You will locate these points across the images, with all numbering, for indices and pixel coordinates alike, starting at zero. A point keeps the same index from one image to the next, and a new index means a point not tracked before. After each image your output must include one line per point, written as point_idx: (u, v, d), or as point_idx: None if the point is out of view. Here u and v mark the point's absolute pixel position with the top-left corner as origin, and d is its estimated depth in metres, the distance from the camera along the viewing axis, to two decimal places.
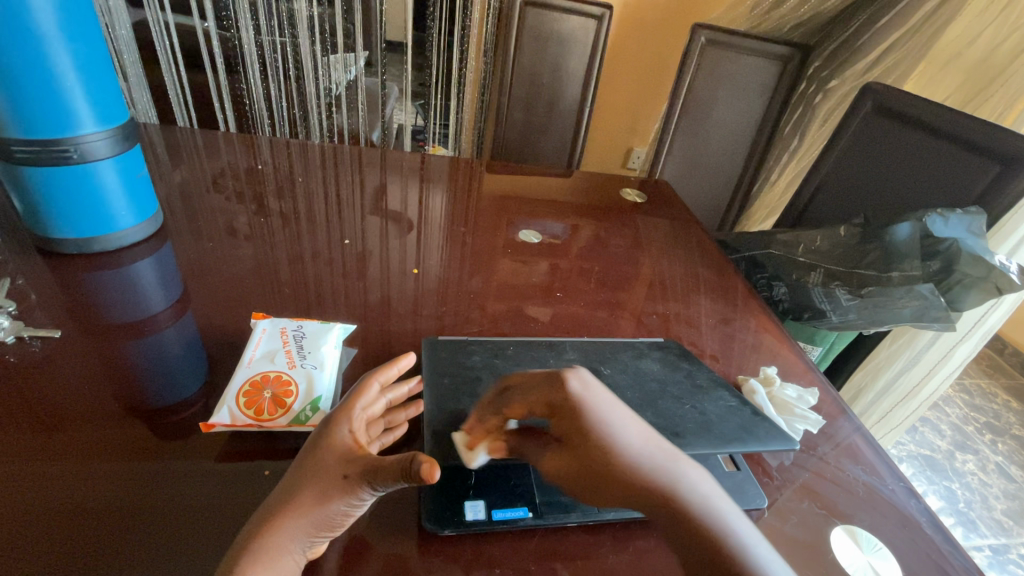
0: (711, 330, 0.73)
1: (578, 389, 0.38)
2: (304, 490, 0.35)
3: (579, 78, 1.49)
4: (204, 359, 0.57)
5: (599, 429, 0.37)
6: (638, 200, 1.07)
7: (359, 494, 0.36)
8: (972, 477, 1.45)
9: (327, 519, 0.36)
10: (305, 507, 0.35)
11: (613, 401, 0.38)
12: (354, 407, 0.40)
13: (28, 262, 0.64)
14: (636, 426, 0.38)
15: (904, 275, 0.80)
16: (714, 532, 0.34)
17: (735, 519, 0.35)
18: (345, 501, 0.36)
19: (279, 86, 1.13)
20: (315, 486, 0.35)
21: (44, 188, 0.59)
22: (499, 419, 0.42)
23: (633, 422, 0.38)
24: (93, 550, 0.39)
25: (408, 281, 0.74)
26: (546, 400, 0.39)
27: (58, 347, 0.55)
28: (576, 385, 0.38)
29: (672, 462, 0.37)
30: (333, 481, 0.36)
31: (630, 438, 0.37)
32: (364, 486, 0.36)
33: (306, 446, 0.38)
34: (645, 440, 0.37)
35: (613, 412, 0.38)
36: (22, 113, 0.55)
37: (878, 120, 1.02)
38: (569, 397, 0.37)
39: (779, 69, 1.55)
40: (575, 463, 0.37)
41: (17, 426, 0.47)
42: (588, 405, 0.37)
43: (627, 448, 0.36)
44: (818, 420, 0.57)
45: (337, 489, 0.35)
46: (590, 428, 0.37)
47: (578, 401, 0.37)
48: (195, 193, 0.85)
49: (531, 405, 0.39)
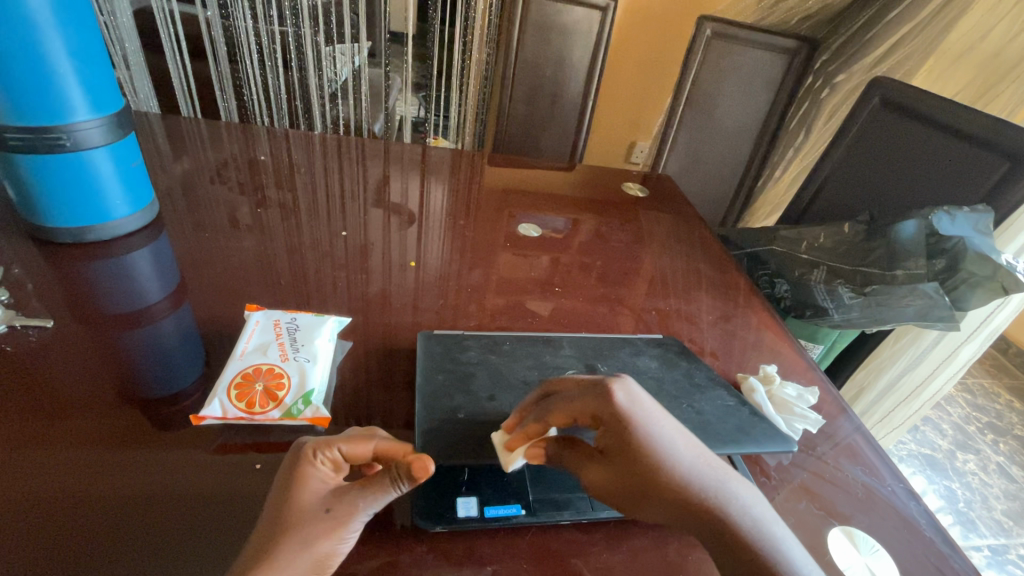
0: (711, 327, 0.73)
1: (626, 402, 0.38)
2: (286, 538, 0.33)
3: (582, 71, 1.49)
4: (198, 350, 0.56)
5: (649, 442, 0.37)
6: (640, 194, 1.06)
7: (347, 525, 0.35)
8: (973, 477, 1.44)
9: (317, 561, 0.34)
10: (293, 551, 0.33)
11: (657, 411, 0.39)
12: (329, 438, 0.37)
13: (23, 251, 0.64)
14: (679, 436, 0.39)
15: (908, 273, 0.78)
16: (754, 539, 0.37)
17: (770, 524, 0.38)
18: (335, 535, 0.35)
19: (279, 75, 1.11)
20: (299, 530, 0.34)
21: (38, 177, 0.59)
22: (541, 426, 0.40)
23: (677, 432, 0.39)
24: (82, 540, 0.39)
25: (406, 274, 0.73)
26: (590, 411, 0.38)
27: (52, 337, 0.55)
28: (624, 397, 0.38)
29: (714, 471, 0.38)
30: (317, 518, 0.34)
31: (675, 450, 0.38)
32: (354, 513, 0.35)
33: (278, 487, 0.35)
34: (688, 450, 0.38)
35: (659, 423, 0.38)
36: (14, 100, 0.54)
37: (886, 115, 1.00)
38: (618, 411, 0.37)
39: (786, 62, 1.53)
40: (620, 474, 0.38)
41: (11, 413, 0.46)
42: (637, 417, 0.37)
43: (675, 460, 0.37)
44: (818, 420, 0.56)
45: (323, 524, 0.34)
46: (640, 442, 0.37)
47: (626, 415, 0.37)
48: (193, 183, 0.85)
49: (576, 415, 0.39)
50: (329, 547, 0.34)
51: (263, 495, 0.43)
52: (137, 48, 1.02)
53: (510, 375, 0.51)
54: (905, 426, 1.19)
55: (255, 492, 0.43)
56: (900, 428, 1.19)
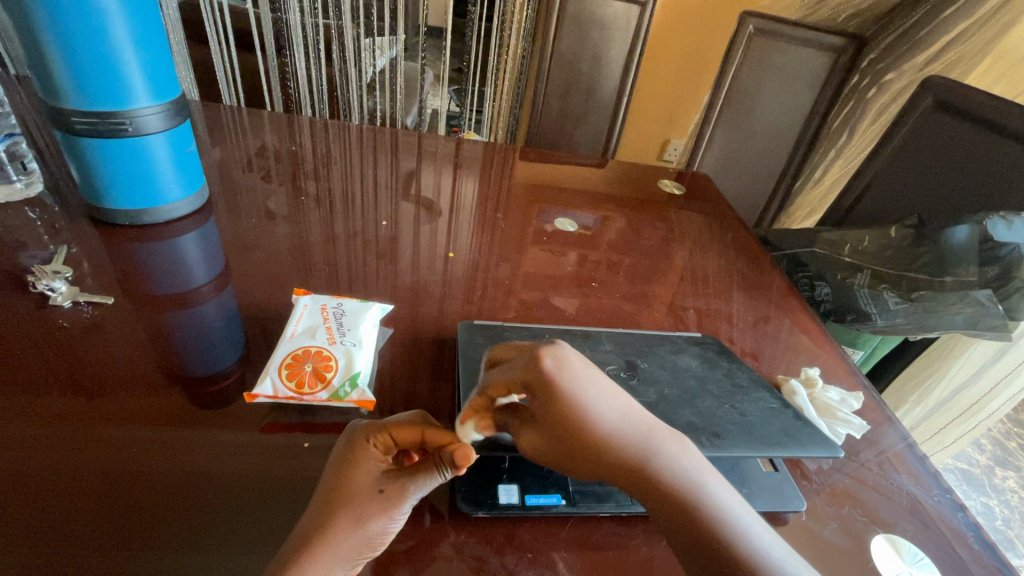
0: (747, 328, 0.72)
1: (553, 368, 0.34)
2: (341, 514, 0.35)
3: (617, 67, 1.48)
4: (241, 332, 0.58)
5: (575, 406, 0.34)
6: (675, 192, 1.05)
7: (398, 507, 0.36)
8: (1012, 495, 1.39)
9: (370, 539, 0.35)
10: (346, 528, 0.34)
11: (591, 374, 0.35)
12: (381, 421, 0.39)
13: (82, 231, 0.67)
14: (610, 397, 0.35)
15: (958, 280, 0.77)
16: (691, 500, 0.33)
17: (714, 489, 0.34)
18: (386, 515, 0.36)
19: (321, 68, 1.14)
20: (353, 509, 0.35)
21: (100, 161, 0.61)
22: (485, 397, 0.37)
23: (607, 393, 0.35)
24: (136, 512, 0.40)
25: (442, 266, 0.74)
26: (519, 379, 0.35)
27: (108, 315, 0.57)
28: (551, 362, 0.34)
29: (645, 429, 0.35)
30: (371, 499, 0.36)
31: (606, 413, 0.34)
32: (405, 495, 0.36)
33: (334, 466, 0.37)
34: (621, 411, 0.35)
35: (589, 388, 0.34)
36: (82, 87, 0.57)
37: (939, 116, 0.97)
38: (543, 376, 0.34)
39: (831, 60, 1.49)
40: (552, 440, 0.35)
41: (68, 389, 0.49)
42: (566, 383, 0.34)
43: (604, 421, 0.34)
44: (862, 425, 0.55)
45: (375, 503, 0.36)
46: (568, 407, 0.34)
47: (551, 381, 0.34)
48: (235, 171, 0.87)
49: (506, 384, 0.35)
50: (380, 527, 0.36)
51: (308, 476, 0.44)
52: (183, 39, 1.05)
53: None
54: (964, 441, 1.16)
55: (304, 471, 0.44)
56: (961, 443, 1.16)
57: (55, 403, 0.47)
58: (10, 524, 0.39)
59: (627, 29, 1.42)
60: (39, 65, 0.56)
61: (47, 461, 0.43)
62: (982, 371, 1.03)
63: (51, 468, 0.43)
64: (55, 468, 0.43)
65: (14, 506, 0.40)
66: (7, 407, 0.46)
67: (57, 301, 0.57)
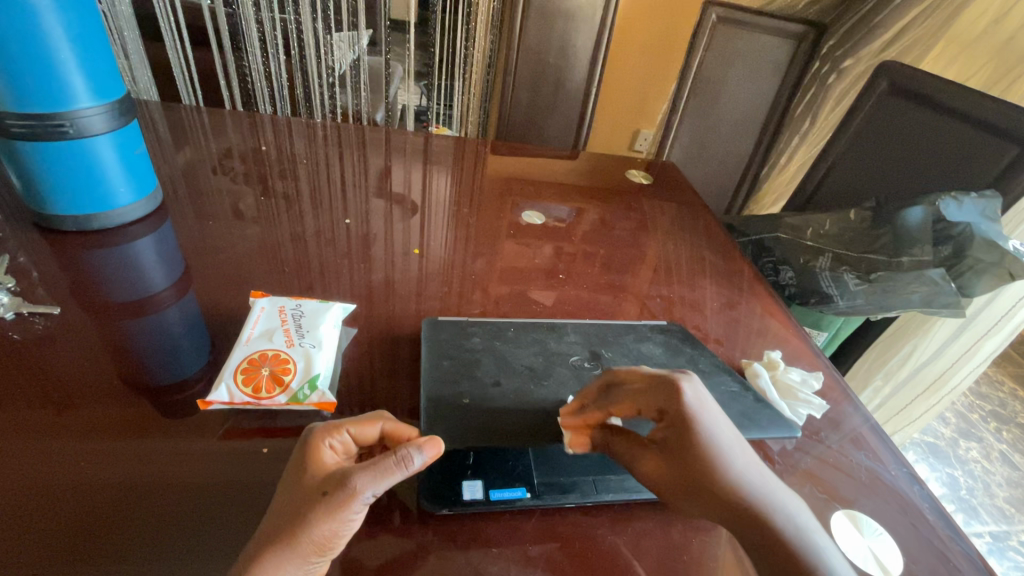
0: (715, 314, 0.72)
1: (691, 399, 0.39)
2: (284, 512, 0.34)
3: (585, 58, 1.47)
4: (203, 337, 0.57)
5: (708, 440, 0.38)
6: (643, 181, 1.05)
7: (342, 508, 0.34)
8: (975, 465, 1.45)
9: (313, 542, 0.33)
10: (289, 532, 0.33)
11: (718, 414, 0.40)
12: (337, 421, 0.38)
13: (28, 239, 0.64)
14: (734, 439, 0.40)
15: (914, 260, 0.79)
16: (792, 537, 0.37)
17: (811, 532, 0.38)
18: (329, 515, 0.34)
19: (280, 64, 1.10)
20: (295, 508, 0.34)
21: (41, 165, 0.59)
22: (602, 414, 0.43)
23: (734, 437, 0.40)
24: (91, 525, 0.39)
25: (410, 262, 0.73)
26: (657, 406, 0.40)
27: (61, 324, 0.55)
28: (691, 394, 0.39)
29: (762, 476, 0.39)
30: (312, 500, 0.34)
31: (733, 453, 0.39)
32: (352, 496, 0.34)
33: (289, 466, 0.37)
34: (743, 456, 0.39)
35: (720, 426, 0.39)
36: (16, 87, 0.54)
37: (893, 100, 0.99)
38: (683, 406, 0.39)
39: (792, 48, 1.53)
40: (673, 465, 0.39)
41: (16, 402, 0.47)
42: (702, 417, 0.39)
43: (733, 462, 0.38)
44: (821, 405, 0.57)
45: (320, 506, 0.34)
46: (702, 438, 0.38)
47: (689, 411, 0.38)
48: (198, 172, 0.85)
49: (639, 407, 0.41)
50: (330, 531, 0.34)
51: (270, 480, 0.43)
52: (136, 37, 1.01)
53: (514, 362, 0.51)
54: (930, 418, 1.18)
55: (267, 477, 0.44)
56: (927, 420, 1.19)
57: (4, 417, 0.46)
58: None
59: (592, 19, 1.41)
60: None
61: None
62: (946, 350, 1.07)
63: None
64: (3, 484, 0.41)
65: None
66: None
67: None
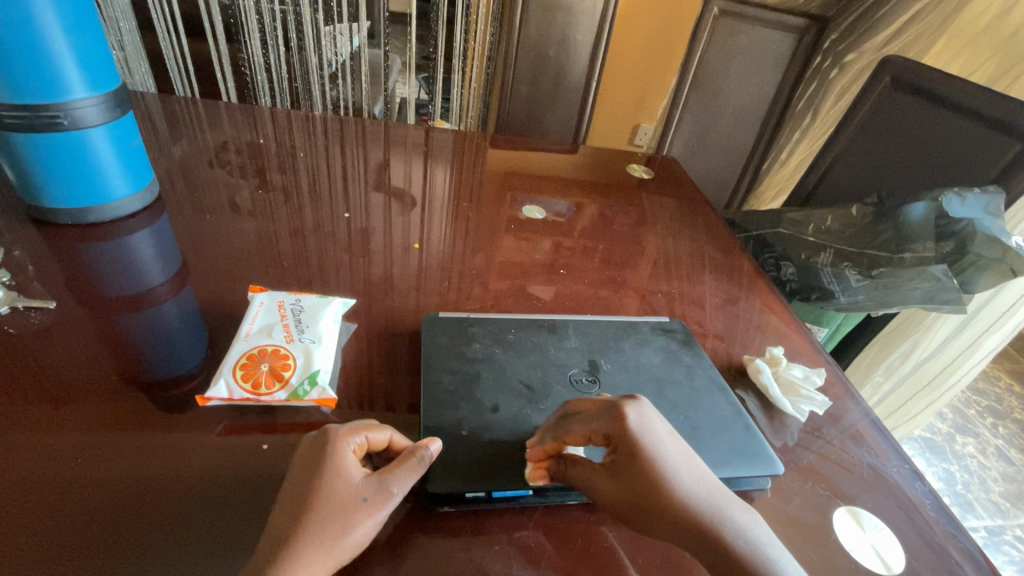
0: (717, 309, 0.72)
1: (637, 422, 0.39)
2: (320, 519, 0.34)
3: (586, 51, 1.46)
4: (201, 332, 0.56)
5: (657, 461, 0.38)
6: (644, 176, 1.05)
7: (382, 509, 0.36)
8: (971, 460, 1.46)
9: (352, 544, 0.35)
10: (332, 534, 0.34)
11: (667, 434, 0.40)
12: (351, 424, 0.39)
13: (23, 232, 0.63)
14: (685, 459, 0.39)
15: (916, 255, 0.79)
16: (752, 553, 0.37)
17: (768, 548, 0.38)
18: (370, 517, 0.35)
19: (279, 55, 1.10)
20: (333, 515, 0.35)
21: (37, 158, 0.58)
22: (554, 445, 0.41)
23: (683, 457, 0.39)
24: (94, 521, 0.39)
25: (409, 257, 0.73)
26: (604, 432, 0.39)
27: (57, 318, 0.55)
28: (635, 417, 0.39)
29: (716, 494, 0.39)
30: (352, 505, 0.35)
31: (683, 473, 0.38)
32: (391, 497, 0.37)
33: (306, 472, 0.36)
34: (696, 474, 0.39)
35: (668, 447, 0.39)
36: (9, 77, 0.53)
37: (897, 94, 0.99)
38: (629, 430, 0.38)
39: (795, 42, 1.52)
40: (625, 491, 0.38)
41: (15, 398, 0.46)
42: (648, 438, 0.38)
43: (682, 482, 0.38)
44: (825, 402, 0.56)
45: (363, 511, 0.35)
46: (650, 462, 0.38)
47: (636, 434, 0.38)
48: (195, 165, 0.84)
49: (587, 435, 0.40)
50: (368, 532, 0.36)
51: (271, 477, 0.43)
52: (131, 27, 1.00)
53: (513, 376, 0.50)
54: (930, 414, 1.19)
55: (267, 473, 0.43)
56: (927, 416, 1.19)
57: (3, 412, 0.45)
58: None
59: (594, 11, 1.39)
60: None
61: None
62: (946, 346, 1.07)
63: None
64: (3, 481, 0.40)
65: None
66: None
67: None
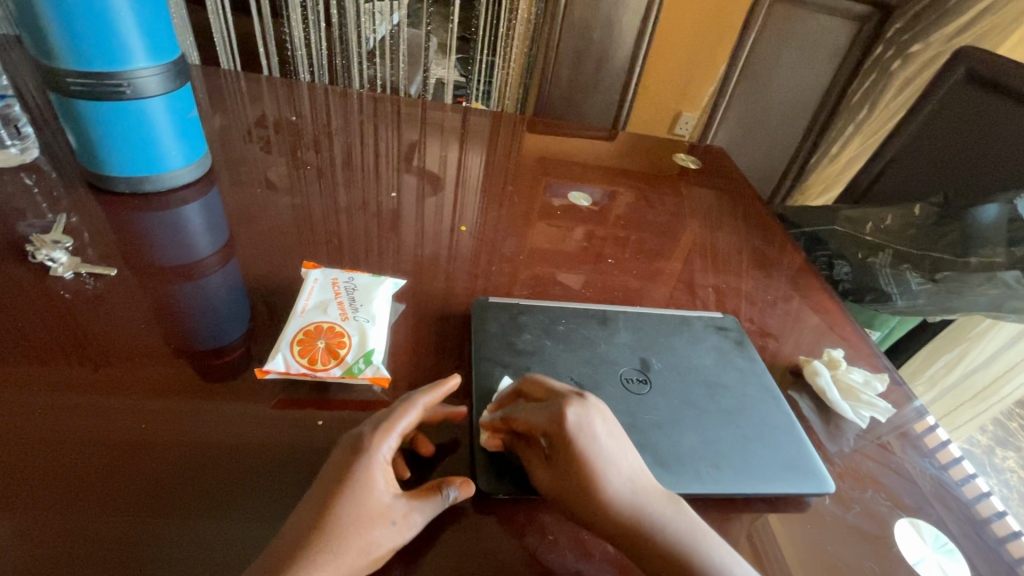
0: (768, 306, 0.70)
1: (576, 421, 0.37)
2: (349, 526, 0.33)
3: (631, 35, 1.42)
4: (246, 305, 0.56)
5: (590, 462, 0.36)
6: (691, 166, 1.02)
7: (405, 532, 0.36)
8: (1011, 475, 1.41)
9: (372, 558, 0.34)
10: (355, 548, 0.33)
11: (609, 437, 0.38)
12: (386, 421, 0.38)
13: (81, 200, 0.65)
14: (622, 458, 0.38)
15: (983, 260, 0.75)
16: (681, 552, 0.36)
17: (710, 548, 0.37)
18: (393, 537, 0.35)
19: (320, 32, 1.09)
20: (361, 527, 0.34)
21: (97, 125, 0.59)
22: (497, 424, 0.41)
23: (621, 457, 0.38)
24: (133, 482, 0.40)
25: (454, 240, 0.72)
26: (541, 426, 0.38)
27: (112, 286, 0.56)
28: (577, 418, 0.37)
29: (651, 494, 0.37)
30: (382, 521, 0.35)
31: (619, 475, 0.37)
32: (413, 523, 0.36)
33: (335, 475, 0.35)
34: (631, 475, 0.38)
35: (606, 447, 0.37)
36: (76, 44, 0.54)
37: (969, 90, 0.94)
38: (566, 428, 0.37)
39: (853, 30, 1.44)
40: (557, 484, 0.38)
41: (61, 359, 0.48)
42: (585, 438, 0.37)
43: (613, 483, 0.37)
44: (887, 409, 0.54)
45: (390, 530, 0.35)
46: (582, 461, 0.36)
47: (572, 434, 0.37)
48: (242, 140, 0.84)
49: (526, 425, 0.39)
50: (387, 551, 0.35)
51: (324, 451, 0.43)
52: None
53: (564, 369, 0.49)
54: (973, 424, 1.15)
55: (318, 446, 0.44)
56: (971, 427, 1.15)
57: (48, 374, 0.46)
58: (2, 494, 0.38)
59: None
60: (32, 24, 0.53)
61: (39, 434, 0.42)
62: (999, 357, 1.03)
63: (44, 439, 0.42)
64: (47, 440, 0.42)
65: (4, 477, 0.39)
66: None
67: (59, 272, 0.55)
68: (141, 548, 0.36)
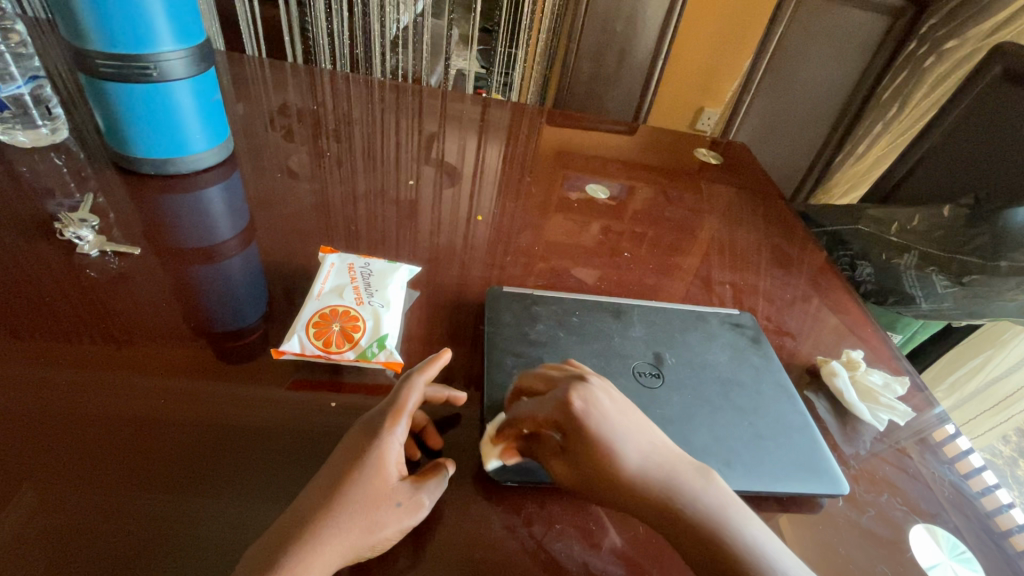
0: (786, 305, 0.69)
1: (583, 409, 0.36)
2: (354, 504, 0.34)
3: (655, 27, 1.39)
4: (263, 288, 0.57)
5: (603, 445, 0.36)
6: (711, 161, 1.00)
7: (410, 517, 0.36)
8: None
9: (376, 541, 0.34)
10: (361, 524, 0.34)
11: (619, 415, 0.38)
12: (395, 406, 0.39)
13: (107, 180, 0.66)
14: (637, 433, 0.38)
15: (1014, 265, 0.73)
16: (720, 528, 0.35)
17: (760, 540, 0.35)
18: (399, 521, 0.35)
19: (343, 21, 1.09)
20: (367, 507, 0.34)
21: (125, 106, 0.60)
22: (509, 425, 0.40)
23: (635, 433, 0.37)
24: (142, 458, 0.41)
25: (470, 230, 0.72)
26: (549, 418, 0.37)
27: (135, 265, 0.57)
28: (582, 405, 0.37)
29: (675, 466, 0.37)
30: (387, 503, 0.35)
31: (634, 451, 0.37)
32: (419, 507, 0.36)
33: (347, 455, 0.36)
34: (648, 449, 0.37)
35: (617, 428, 0.37)
36: (105, 26, 0.55)
37: (1004, 88, 0.91)
38: (574, 417, 0.36)
39: (886, 25, 1.40)
40: (578, 472, 0.37)
41: (82, 335, 0.49)
42: (595, 423, 0.36)
43: (631, 462, 0.36)
44: (908, 413, 0.52)
45: (394, 512, 0.35)
46: (597, 446, 0.36)
47: (581, 422, 0.36)
48: (264, 126, 0.85)
49: (535, 421, 0.38)
50: (394, 534, 0.35)
51: (336, 433, 0.44)
52: None
53: (576, 360, 0.49)
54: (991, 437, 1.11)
55: (331, 428, 0.44)
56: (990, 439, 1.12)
57: (72, 349, 0.48)
58: (21, 465, 0.39)
59: None
60: (63, 5, 0.55)
61: (57, 408, 0.43)
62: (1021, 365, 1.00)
63: (66, 412, 0.43)
64: (66, 413, 0.43)
65: (23, 447, 0.40)
66: (18, 353, 0.46)
67: (85, 249, 0.57)
68: (153, 520, 0.37)
